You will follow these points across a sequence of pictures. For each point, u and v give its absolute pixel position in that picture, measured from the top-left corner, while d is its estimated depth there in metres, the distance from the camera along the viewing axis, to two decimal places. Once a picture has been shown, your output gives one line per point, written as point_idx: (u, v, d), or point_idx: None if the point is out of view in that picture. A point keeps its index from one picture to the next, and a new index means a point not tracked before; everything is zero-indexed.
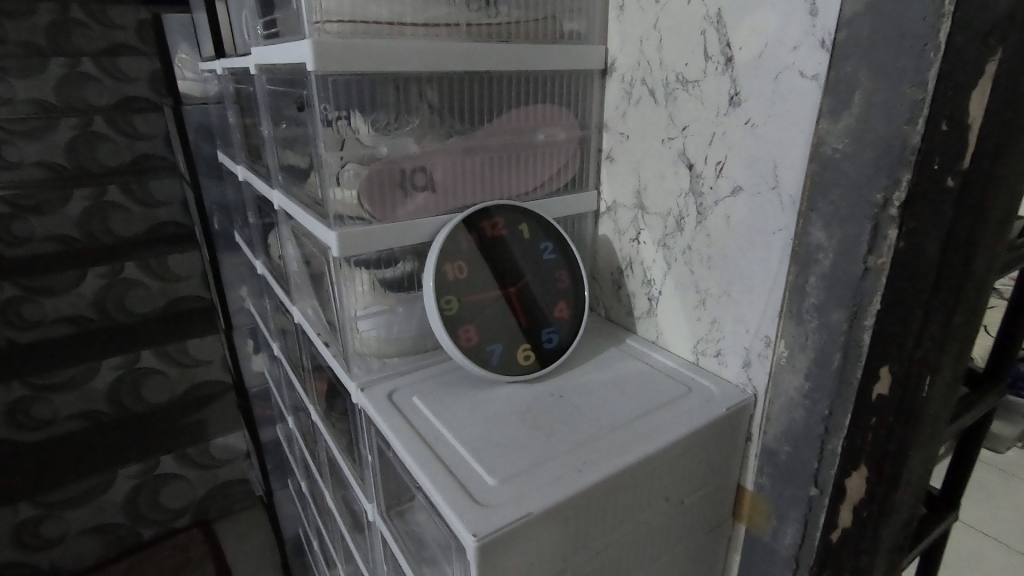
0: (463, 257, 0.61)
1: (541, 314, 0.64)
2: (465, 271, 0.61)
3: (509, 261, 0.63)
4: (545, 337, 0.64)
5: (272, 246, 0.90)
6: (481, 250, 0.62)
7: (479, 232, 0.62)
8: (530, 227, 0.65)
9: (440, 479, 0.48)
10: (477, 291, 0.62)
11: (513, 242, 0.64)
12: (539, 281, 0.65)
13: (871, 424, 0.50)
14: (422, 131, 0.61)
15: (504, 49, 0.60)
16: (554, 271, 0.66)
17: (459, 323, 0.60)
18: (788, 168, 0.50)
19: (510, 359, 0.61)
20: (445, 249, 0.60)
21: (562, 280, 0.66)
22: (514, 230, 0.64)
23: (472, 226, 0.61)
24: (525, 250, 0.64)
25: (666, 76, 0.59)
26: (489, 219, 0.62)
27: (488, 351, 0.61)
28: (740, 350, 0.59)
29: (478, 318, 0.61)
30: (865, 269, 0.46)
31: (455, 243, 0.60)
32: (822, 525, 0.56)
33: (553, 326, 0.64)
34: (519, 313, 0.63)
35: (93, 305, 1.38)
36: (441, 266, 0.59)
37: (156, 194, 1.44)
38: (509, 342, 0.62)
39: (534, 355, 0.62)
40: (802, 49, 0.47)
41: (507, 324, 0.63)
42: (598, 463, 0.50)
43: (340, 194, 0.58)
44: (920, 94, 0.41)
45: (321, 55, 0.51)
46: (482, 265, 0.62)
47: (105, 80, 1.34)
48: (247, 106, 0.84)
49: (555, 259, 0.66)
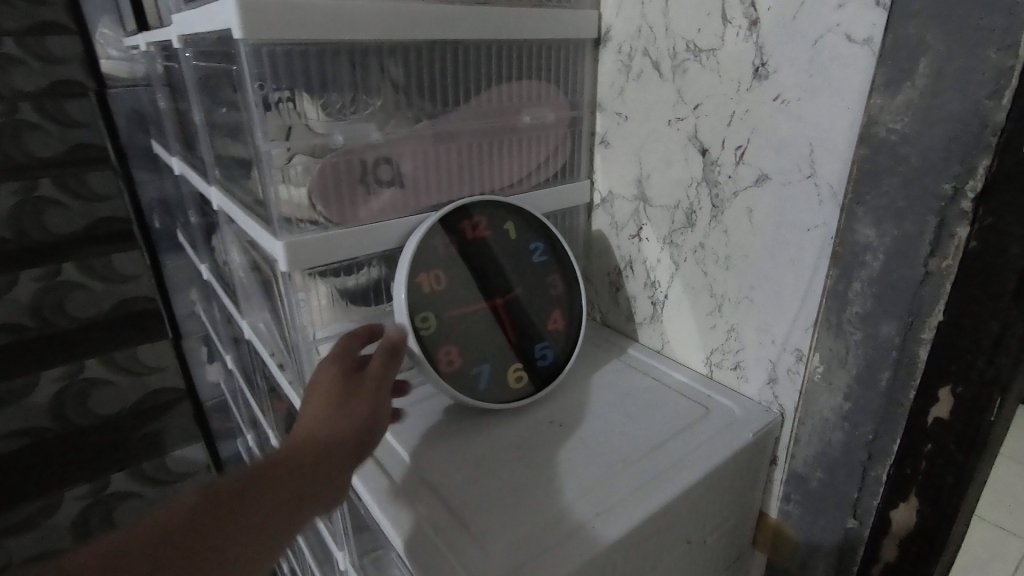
0: (441, 265, 0.52)
1: (533, 327, 0.55)
2: (442, 281, 0.52)
3: (494, 268, 0.54)
4: (539, 353, 0.55)
5: (216, 250, 0.79)
6: (460, 255, 0.53)
7: (458, 235, 0.53)
8: (518, 225, 0.56)
9: (424, 548, 0.40)
10: (457, 304, 0.52)
11: (496, 244, 0.55)
12: (528, 289, 0.56)
13: (926, 450, 0.43)
14: (386, 115, 0.51)
15: (483, 14, 0.50)
16: (545, 276, 0.57)
17: (439, 344, 0.51)
18: (828, 153, 0.42)
19: (499, 382, 0.53)
20: (417, 256, 0.50)
21: (555, 286, 0.57)
22: (498, 231, 0.55)
23: (449, 227, 0.52)
24: (512, 253, 0.55)
25: (674, 44, 0.50)
26: (468, 218, 0.53)
27: (474, 374, 0.52)
28: (763, 364, 0.51)
29: (461, 336, 0.52)
30: (926, 273, 0.39)
31: (430, 248, 0.51)
32: (862, 559, 0.49)
33: (547, 340, 0.56)
34: (508, 327, 0.54)
35: (28, 312, 1.14)
36: (414, 278, 0.50)
37: (94, 188, 1.18)
38: (497, 363, 0.53)
39: (526, 375, 0.54)
40: (850, 7, 0.38)
41: (494, 341, 0.54)
42: (615, 512, 0.42)
43: (286, 193, 0.47)
44: (1009, 60, 0.32)
45: (250, 18, 0.40)
46: (462, 273, 0.53)
47: (30, 62, 1.09)
48: (178, 89, 0.72)
49: (546, 262, 0.57)
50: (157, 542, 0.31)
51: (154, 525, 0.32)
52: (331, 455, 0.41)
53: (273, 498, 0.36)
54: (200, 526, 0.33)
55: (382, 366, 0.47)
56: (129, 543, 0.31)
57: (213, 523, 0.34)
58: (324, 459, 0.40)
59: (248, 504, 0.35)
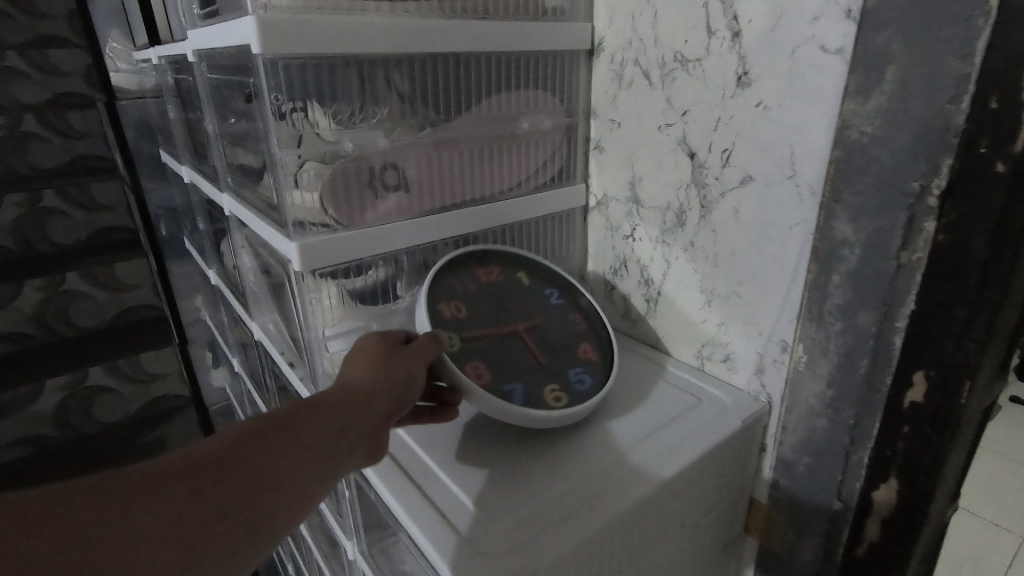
0: (460, 298, 0.54)
1: (562, 356, 0.55)
2: (462, 311, 0.54)
3: (511, 303, 0.57)
4: (574, 378, 0.53)
5: (225, 255, 0.81)
6: (478, 293, 0.56)
7: (474, 276, 0.56)
8: (528, 274, 0.60)
9: (433, 528, 0.43)
10: (480, 328, 0.53)
11: (510, 287, 0.58)
12: (549, 321, 0.57)
13: (902, 433, 0.46)
14: (391, 123, 0.54)
15: (482, 27, 0.53)
16: (565, 313, 0.58)
17: (467, 361, 0.50)
18: (807, 155, 0.45)
19: (535, 400, 0.50)
20: (436, 288, 0.53)
21: (577, 322, 0.58)
22: (511, 277, 0.59)
23: (465, 270, 0.56)
24: (527, 296, 0.58)
25: (663, 55, 0.53)
26: (483, 266, 0.58)
27: (507, 391, 0.49)
28: (752, 355, 0.54)
29: (488, 357, 0.51)
30: (898, 264, 0.42)
31: (448, 285, 0.54)
32: (847, 539, 0.51)
33: (579, 367, 0.54)
34: (535, 351, 0.54)
35: (32, 322, 1.17)
36: (436, 305, 0.52)
37: (98, 198, 1.22)
38: (530, 383, 0.51)
39: (563, 396, 0.51)
40: (824, 20, 0.42)
41: (524, 362, 0.52)
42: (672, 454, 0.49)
43: (300, 198, 0.50)
44: (966, 67, 0.35)
45: (268, 35, 0.43)
46: (482, 306, 0.55)
47: (33, 75, 1.13)
48: (188, 99, 0.75)
49: (562, 304, 0.59)
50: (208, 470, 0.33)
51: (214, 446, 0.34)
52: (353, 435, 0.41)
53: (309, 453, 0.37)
54: (253, 453, 0.35)
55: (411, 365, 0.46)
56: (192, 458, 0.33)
57: (265, 453, 0.35)
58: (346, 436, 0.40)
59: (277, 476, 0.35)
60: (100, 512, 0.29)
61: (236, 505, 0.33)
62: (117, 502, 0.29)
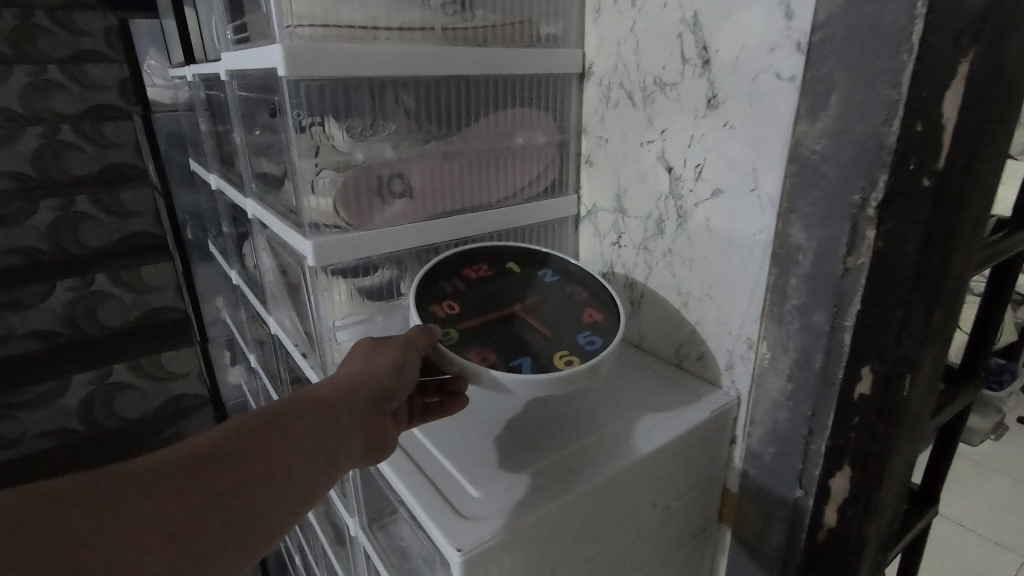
0: (452, 299, 0.56)
1: (568, 326, 0.54)
2: (456, 308, 0.55)
3: (505, 292, 0.58)
4: (584, 341, 0.52)
5: (246, 256, 0.88)
6: (471, 288, 0.57)
7: (462, 277, 0.58)
8: (519, 263, 0.61)
9: (425, 493, 0.48)
10: (477, 317, 0.54)
11: (502, 278, 0.59)
12: (549, 298, 0.58)
13: (854, 423, 0.50)
14: (398, 137, 0.60)
15: (480, 53, 0.59)
16: (565, 288, 0.59)
17: (468, 348, 0.50)
18: (768, 170, 0.50)
19: (547, 365, 0.49)
20: (426, 293, 0.55)
21: (579, 293, 0.58)
22: (501, 270, 0.60)
23: (453, 273, 0.58)
24: (521, 282, 0.59)
25: (644, 79, 0.59)
26: (470, 264, 0.60)
27: (515, 364, 0.49)
28: (723, 353, 0.59)
29: (490, 341, 0.52)
30: (845, 268, 0.46)
31: (437, 289, 0.56)
32: (809, 526, 0.55)
33: (590, 330, 0.53)
34: (538, 326, 0.54)
35: (61, 319, 1.27)
36: (428, 309, 0.54)
37: (126, 204, 1.34)
38: (539, 355, 0.51)
39: (575, 359, 0.50)
40: (779, 51, 0.47)
41: (530, 339, 0.53)
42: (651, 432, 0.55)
43: (316, 202, 0.56)
44: (895, 95, 0.41)
45: (292, 60, 0.49)
46: (476, 301, 0.56)
47: (71, 87, 1.27)
48: (218, 113, 0.82)
49: (559, 281, 0.60)
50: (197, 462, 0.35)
51: (205, 444, 0.37)
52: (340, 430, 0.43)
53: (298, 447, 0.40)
54: (243, 454, 0.37)
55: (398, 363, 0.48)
56: (185, 457, 0.35)
57: (254, 452, 0.38)
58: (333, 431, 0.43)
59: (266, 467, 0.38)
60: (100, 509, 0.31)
61: (228, 506, 0.35)
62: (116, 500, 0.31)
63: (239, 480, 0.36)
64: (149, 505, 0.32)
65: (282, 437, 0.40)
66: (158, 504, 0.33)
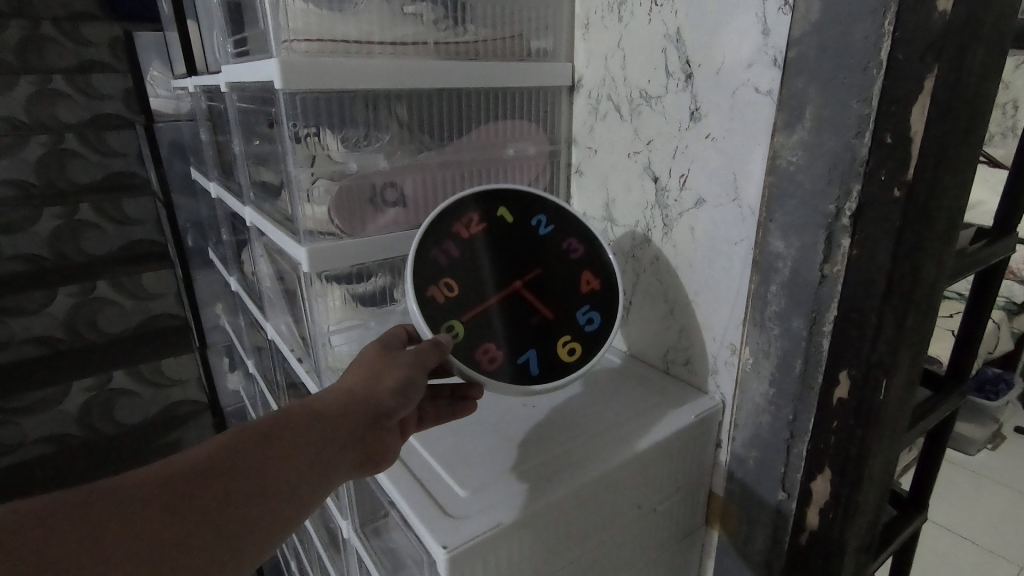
0: (448, 273, 0.52)
1: (567, 301, 0.54)
2: (454, 287, 0.51)
3: (502, 253, 0.54)
4: (583, 319, 0.54)
5: (244, 263, 0.90)
6: (467, 256, 0.53)
7: (453, 238, 0.53)
8: (510, 208, 0.55)
9: (413, 493, 0.49)
10: (478, 304, 0.51)
11: (496, 231, 0.54)
12: (550, 269, 0.55)
13: (833, 427, 0.51)
14: (392, 147, 0.61)
15: (472, 66, 0.61)
16: (559, 243, 0.56)
17: (473, 345, 0.50)
18: (748, 180, 0.52)
19: (553, 359, 0.51)
20: (421, 272, 0.50)
21: (573, 249, 0.56)
22: (492, 219, 0.55)
23: (444, 236, 0.53)
24: (515, 237, 0.55)
25: (630, 91, 0.61)
26: (459, 219, 0.53)
27: (523, 362, 0.50)
28: (708, 358, 0.60)
29: (495, 334, 0.51)
30: (822, 276, 0.48)
31: (432, 262, 0.51)
32: (792, 528, 0.56)
33: (588, 305, 0.54)
34: (538, 305, 0.53)
35: (63, 325, 1.29)
36: (425, 293, 0.50)
37: (128, 211, 1.37)
38: (543, 345, 0.52)
39: (577, 345, 0.53)
40: (756, 67, 0.49)
41: (532, 323, 0.52)
42: (639, 433, 0.56)
43: (311, 210, 0.58)
44: (866, 109, 0.42)
45: (289, 73, 0.51)
46: (472, 272, 0.52)
47: (76, 97, 1.31)
48: (218, 124, 0.84)
49: (554, 232, 0.56)
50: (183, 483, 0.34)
51: (193, 463, 0.35)
52: (336, 447, 0.42)
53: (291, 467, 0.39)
54: (231, 475, 0.36)
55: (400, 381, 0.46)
56: (172, 475, 0.34)
57: (243, 473, 0.37)
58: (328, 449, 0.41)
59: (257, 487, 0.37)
60: (84, 526, 0.30)
61: (215, 528, 0.34)
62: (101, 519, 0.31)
63: (230, 499, 0.36)
64: (134, 525, 0.31)
65: (273, 458, 0.38)
66: (142, 524, 0.32)
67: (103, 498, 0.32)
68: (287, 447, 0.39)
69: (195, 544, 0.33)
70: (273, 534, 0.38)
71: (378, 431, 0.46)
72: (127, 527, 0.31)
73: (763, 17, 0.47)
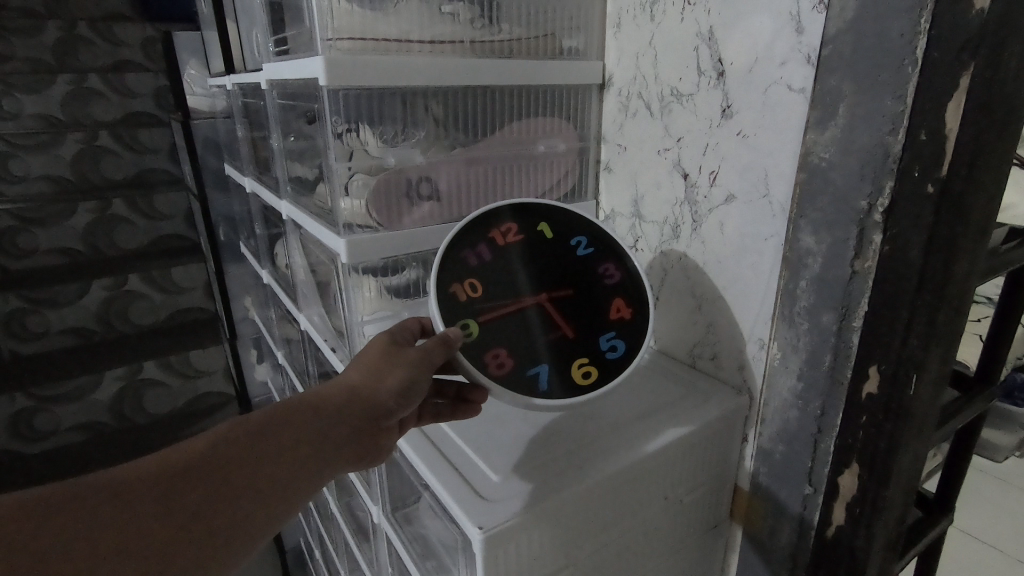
0: (475, 274, 0.53)
1: (591, 323, 0.53)
2: (478, 288, 0.53)
3: (533, 264, 0.55)
4: (606, 346, 0.53)
5: (279, 256, 0.92)
6: (495, 261, 0.54)
7: (488, 242, 0.54)
8: (552, 225, 0.56)
9: (448, 477, 0.51)
10: (496, 306, 0.52)
11: (532, 246, 0.55)
12: (579, 289, 0.55)
13: (861, 422, 0.51)
14: (427, 142, 0.63)
15: (506, 64, 0.62)
16: (594, 266, 0.56)
17: (485, 348, 0.50)
18: (779, 176, 0.52)
19: (563, 377, 0.50)
20: (448, 269, 0.52)
21: (609, 275, 0.56)
22: (531, 232, 0.56)
23: (479, 238, 0.54)
24: (552, 251, 0.56)
25: (662, 89, 0.62)
26: (498, 226, 0.55)
27: (531, 375, 0.50)
28: (735, 352, 0.61)
29: (510, 341, 0.51)
30: (853, 272, 0.48)
31: (461, 259, 0.53)
32: (817, 522, 0.57)
33: (612, 332, 0.54)
34: (558, 322, 0.53)
35: (95, 316, 1.34)
36: (447, 290, 0.52)
37: (159, 207, 1.41)
38: (558, 361, 0.51)
39: (592, 369, 0.51)
40: (790, 64, 0.49)
41: (549, 339, 0.52)
42: (665, 427, 0.57)
43: (350, 204, 0.60)
44: (900, 106, 0.43)
45: (333, 70, 0.53)
46: (499, 276, 0.53)
47: (110, 95, 1.35)
48: (255, 120, 0.87)
49: (592, 254, 0.56)
50: (186, 472, 0.37)
51: (196, 453, 0.38)
52: (330, 445, 0.44)
53: (286, 463, 0.41)
54: (228, 467, 0.38)
55: (397, 381, 0.47)
56: (177, 464, 0.37)
57: (241, 466, 0.39)
58: (322, 445, 0.44)
59: (254, 481, 0.39)
60: (98, 508, 0.33)
61: (213, 516, 0.37)
62: (112, 504, 0.34)
63: (229, 490, 0.38)
64: (140, 510, 0.34)
65: (270, 453, 0.41)
66: (148, 511, 0.34)
67: (110, 489, 0.34)
68: (287, 441, 0.42)
69: (193, 536, 0.36)
70: (263, 527, 0.40)
71: (376, 430, 0.48)
72: (135, 512, 0.34)
73: (798, 15, 0.48)
